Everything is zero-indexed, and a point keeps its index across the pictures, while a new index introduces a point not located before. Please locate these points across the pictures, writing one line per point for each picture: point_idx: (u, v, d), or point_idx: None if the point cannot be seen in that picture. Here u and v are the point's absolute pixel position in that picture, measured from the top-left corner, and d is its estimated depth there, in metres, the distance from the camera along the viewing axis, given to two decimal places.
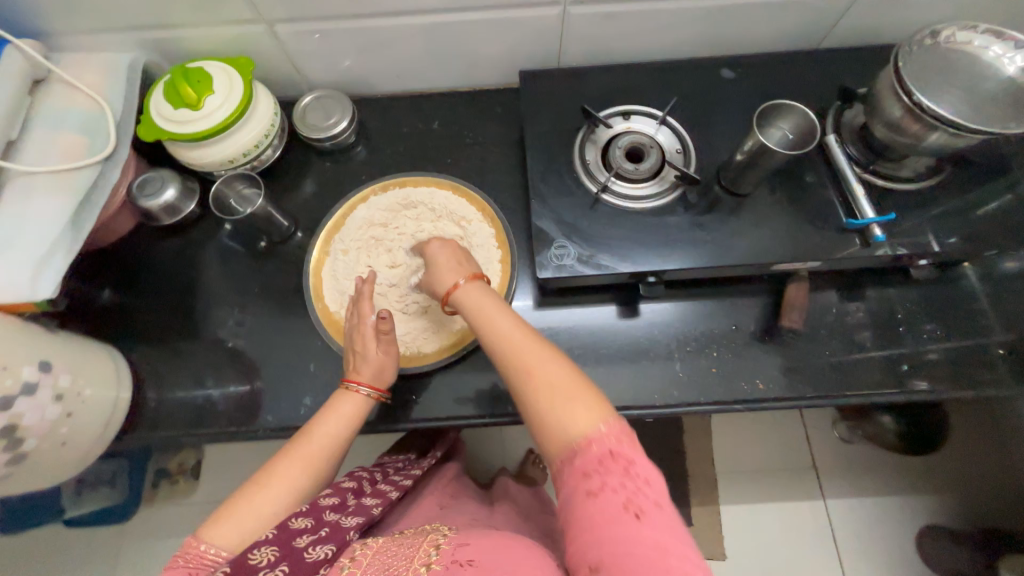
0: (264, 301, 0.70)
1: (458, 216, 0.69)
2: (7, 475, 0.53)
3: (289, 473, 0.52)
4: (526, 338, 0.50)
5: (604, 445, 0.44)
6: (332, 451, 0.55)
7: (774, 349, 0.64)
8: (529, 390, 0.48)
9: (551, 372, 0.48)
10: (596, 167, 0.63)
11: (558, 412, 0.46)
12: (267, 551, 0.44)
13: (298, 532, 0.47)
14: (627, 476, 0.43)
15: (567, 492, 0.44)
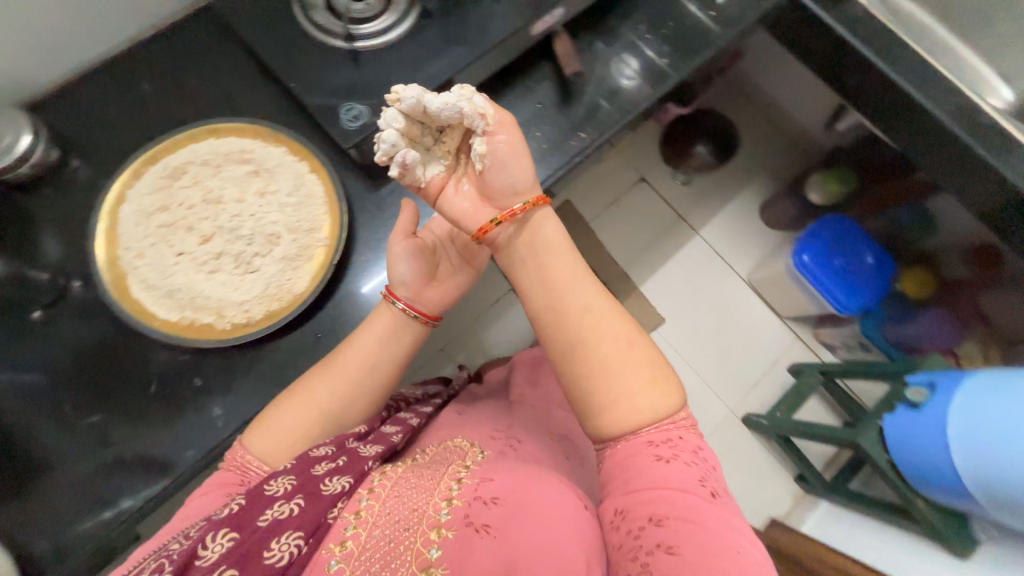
0: (92, 363, 0.57)
1: (237, 150, 0.58)
2: None
3: (318, 393, 0.50)
4: (601, 309, 0.46)
5: (673, 423, 0.44)
6: (359, 364, 0.51)
7: (578, 102, 0.68)
8: (608, 367, 0.44)
9: (631, 347, 0.45)
10: (327, 25, 0.58)
11: (632, 389, 0.44)
12: (284, 480, 0.40)
13: (315, 459, 0.43)
14: (693, 455, 0.43)
15: (631, 461, 0.42)
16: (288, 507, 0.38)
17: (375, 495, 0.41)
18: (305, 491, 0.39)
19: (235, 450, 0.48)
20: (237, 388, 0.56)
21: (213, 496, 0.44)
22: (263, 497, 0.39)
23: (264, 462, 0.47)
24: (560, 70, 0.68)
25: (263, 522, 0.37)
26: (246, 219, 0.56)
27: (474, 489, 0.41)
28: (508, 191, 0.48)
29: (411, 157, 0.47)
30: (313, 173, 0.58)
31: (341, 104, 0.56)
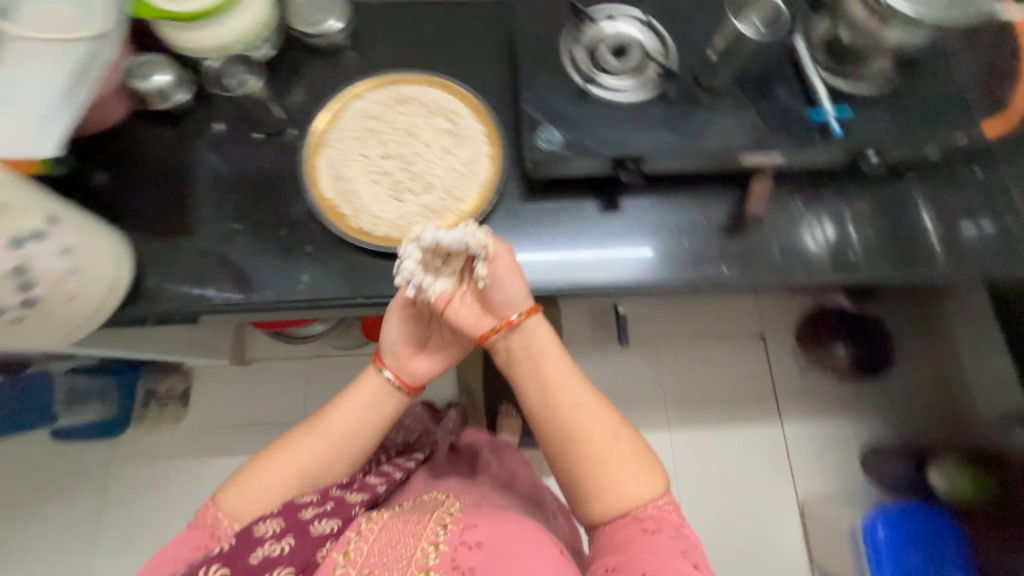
0: (257, 187, 0.69)
1: (451, 110, 0.68)
2: (17, 321, 0.50)
3: (300, 455, 0.61)
4: (596, 405, 0.59)
5: (653, 512, 0.56)
6: (344, 428, 0.63)
7: (739, 238, 0.67)
8: (598, 460, 0.57)
9: (614, 441, 0.58)
10: (581, 62, 0.63)
11: (619, 481, 0.56)
12: (275, 523, 0.54)
13: (302, 506, 0.57)
14: (676, 531, 0.55)
15: (624, 535, 0.54)
16: (278, 546, 0.52)
17: (363, 537, 0.54)
18: (294, 530, 0.54)
19: (207, 508, 0.59)
20: (327, 273, 0.65)
21: (188, 549, 0.56)
22: (255, 536, 0.52)
23: (233, 520, 0.58)
24: (742, 203, 0.67)
25: (256, 558, 0.50)
26: (421, 162, 0.66)
27: (459, 535, 0.54)
28: (506, 304, 0.60)
29: (426, 281, 0.58)
30: (488, 160, 0.66)
31: (544, 125, 0.61)
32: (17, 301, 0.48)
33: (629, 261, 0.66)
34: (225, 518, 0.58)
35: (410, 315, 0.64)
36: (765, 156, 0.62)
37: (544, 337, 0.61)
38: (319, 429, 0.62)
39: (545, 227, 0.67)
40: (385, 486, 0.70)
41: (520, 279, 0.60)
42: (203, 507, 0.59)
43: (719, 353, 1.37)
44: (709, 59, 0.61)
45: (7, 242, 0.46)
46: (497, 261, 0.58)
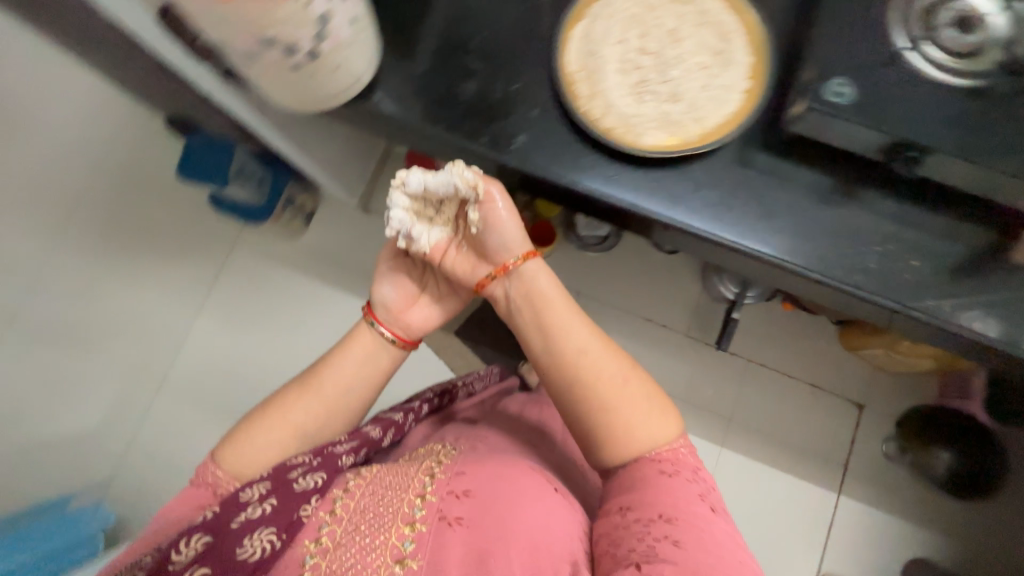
0: (502, 36, 0.66)
1: (726, 28, 0.63)
2: (296, 69, 0.54)
3: (293, 408, 0.67)
4: (602, 349, 0.63)
5: (665, 453, 0.60)
6: (336, 374, 0.70)
7: (980, 284, 0.58)
8: (611, 404, 0.60)
9: (625, 386, 0.61)
10: (907, 25, 0.55)
11: (634, 424, 0.60)
12: (258, 489, 0.58)
13: (292, 467, 0.61)
14: (692, 475, 0.59)
15: (643, 477, 0.58)
16: (260, 508, 0.56)
17: (347, 497, 0.58)
18: (277, 493, 0.58)
19: (207, 464, 0.64)
20: (539, 144, 0.63)
21: (190, 507, 0.62)
22: (238, 502, 0.57)
23: (227, 472, 0.63)
24: (1002, 248, 0.58)
25: (239, 522, 0.55)
26: (674, 70, 0.62)
27: (447, 485, 0.58)
28: (500, 248, 0.67)
29: (418, 230, 0.67)
30: (744, 93, 0.61)
31: (839, 76, 0.54)
32: (309, 46, 0.51)
33: (846, 258, 0.59)
34: (223, 472, 0.63)
35: (410, 265, 0.75)
36: None
37: (548, 288, 0.66)
38: (309, 382, 0.69)
39: (771, 188, 0.61)
40: (381, 431, 0.70)
41: (513, 219, 0.66)
42: (203, 465, 0.64)
43: (802, 402, 1.30)
44: None
45: None
46: (487, 198, 0.64)
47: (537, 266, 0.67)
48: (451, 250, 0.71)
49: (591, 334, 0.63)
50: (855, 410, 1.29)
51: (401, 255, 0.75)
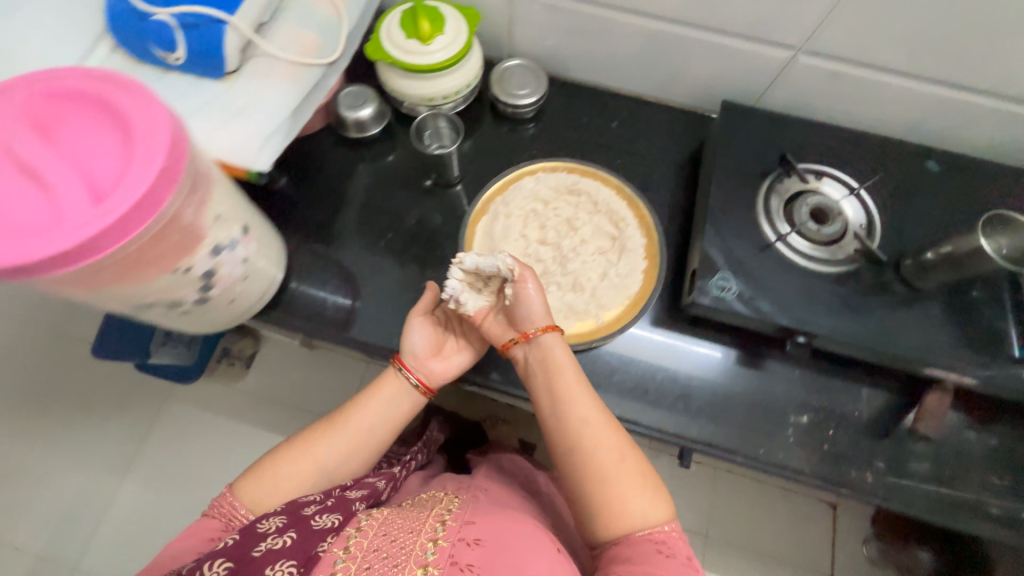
0: (412, 234, 0.69)
1: (619, 215, 0.67)
2: (183, 315, 0.52)
3: (315, 454, 0.58)
4: (607, 427, 0.52)
5: (663, 535, 0.49)
6: (360, 438, 0.60)
7: (895, 448, 0.58)
8: (604, 476, 0.50)
9: (622, 458, 0.51)
10: (776, 215, 0.60)
11: (624, 500, 0.50)
12: (274, 520, 0.50)
13: (306, 504, 0.53)
14: (687, 560, 0.48)
15: (637, 556, 0.47)
16: (281, 540, 0.48)
17: (363, 534, 0.50)
18: (294, 527, 0.50)
19: (223, 495, 0.56)
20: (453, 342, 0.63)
21: (202, 538, 0.54)
22: (255, 533, 0.49)
23: (249, 510, 0.55)
24: (909, 410, 0.59)
25: (258, 553, 0.46)
26: (575, 259, 0.64)
27: (458, 531, 0.50)
28: (528, 322, 0.58)
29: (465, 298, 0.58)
30: (642, 275, 0.64)
31: (718, 272, 0.57)
32: (195, 298, 0.50)
33: (766, 433, 0.59)
34: (243, 512, 0.55)
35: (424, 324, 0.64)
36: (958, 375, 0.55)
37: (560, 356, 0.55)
38: (332, 434, 0.59)
39: (684, 366, 0.62)
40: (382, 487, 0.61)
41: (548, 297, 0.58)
42: (219, 495, 0.57)
43: (774, 508, 1.25)
44: (924, 255, 0.56)
45: (209, 250, 0.48)
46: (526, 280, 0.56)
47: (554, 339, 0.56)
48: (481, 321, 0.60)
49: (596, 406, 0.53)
50: (828, 510, 1.24)
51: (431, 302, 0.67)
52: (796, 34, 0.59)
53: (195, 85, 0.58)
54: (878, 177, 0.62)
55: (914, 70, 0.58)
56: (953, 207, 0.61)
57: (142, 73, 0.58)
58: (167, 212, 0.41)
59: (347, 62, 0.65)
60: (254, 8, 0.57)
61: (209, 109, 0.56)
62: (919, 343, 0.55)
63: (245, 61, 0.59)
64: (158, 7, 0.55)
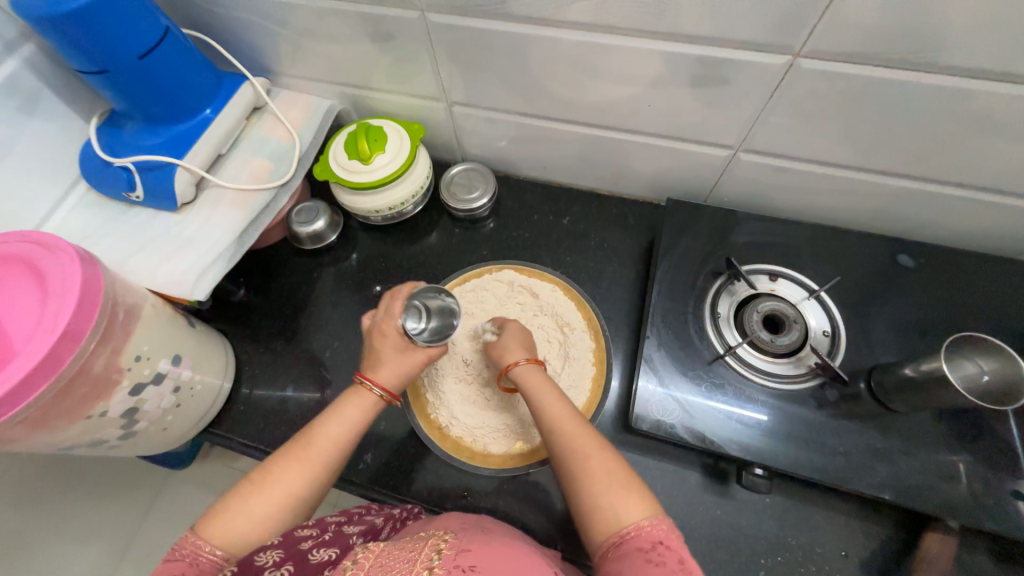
0: (360, 341, 0.69)
1: (565, 318, 0.64)
2: (113, 448, 0.53)
3: (292, 483, 0.48)
4: (579, 429, 0.48)
5: (655, 533, 0.40)
6: (331, 464, 0.51)
7: None
8: (581, 473, 0.44)
9: (601, 459, 0.45)
10: (726, 324, 0.56)
11: (606, 498, 0.42)
12: (274, 553, 0.42)
13: (302, 537, 0.45)
14: (681, 567, 0.37)
15: (620, 567, 0.38)
16: (279, 572, 0.40)
17: (359, 566, 0.40)
18: (293, 562, 0.41)
19: (191, 538, 0.44)
20: (389, 462, 0.61)
21: None
22: (251, 568, 0.40)
23: (222, 550, 0.44)
24: (904, 554, 0.51)
25: None
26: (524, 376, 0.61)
27: (453, 559, 0.41)
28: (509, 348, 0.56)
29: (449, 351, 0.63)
30: (589, 383, 0.60)
31: (660, 391, 0.53)
32: (118, 434, 0.51)
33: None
34: (211, 552, 0.44)
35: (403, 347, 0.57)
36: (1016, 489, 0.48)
37: (535, 376, 0.52)
38: (305, 463, 0.49)
39: None
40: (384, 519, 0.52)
41: (516, 337, 0.57)
42: (185, 535, 0.45)
43: None
44: (895, 370, 0.49)
45: (128, 391, 0.48)
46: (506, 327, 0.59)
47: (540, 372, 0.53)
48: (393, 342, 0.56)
49: (565, 404, 0.49)
50: None
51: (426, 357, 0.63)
52: (730, 136, 0.56)
53: (150, 218, 0.62)
54: (840, 276, 0.57)
55: (864, 166, 0.54)
56: (927, 309, 0.55)
57: (109, 208, 0.63)
58: (70, 370, 0.42)
59: (300, 181, 0.69)
60: (206, 148, 0.63)
61: (157, 242, 0.60)
62: (897, 476, 0.48)
63: (199, 193, 0.64)
64: (121, 154, 0.61)
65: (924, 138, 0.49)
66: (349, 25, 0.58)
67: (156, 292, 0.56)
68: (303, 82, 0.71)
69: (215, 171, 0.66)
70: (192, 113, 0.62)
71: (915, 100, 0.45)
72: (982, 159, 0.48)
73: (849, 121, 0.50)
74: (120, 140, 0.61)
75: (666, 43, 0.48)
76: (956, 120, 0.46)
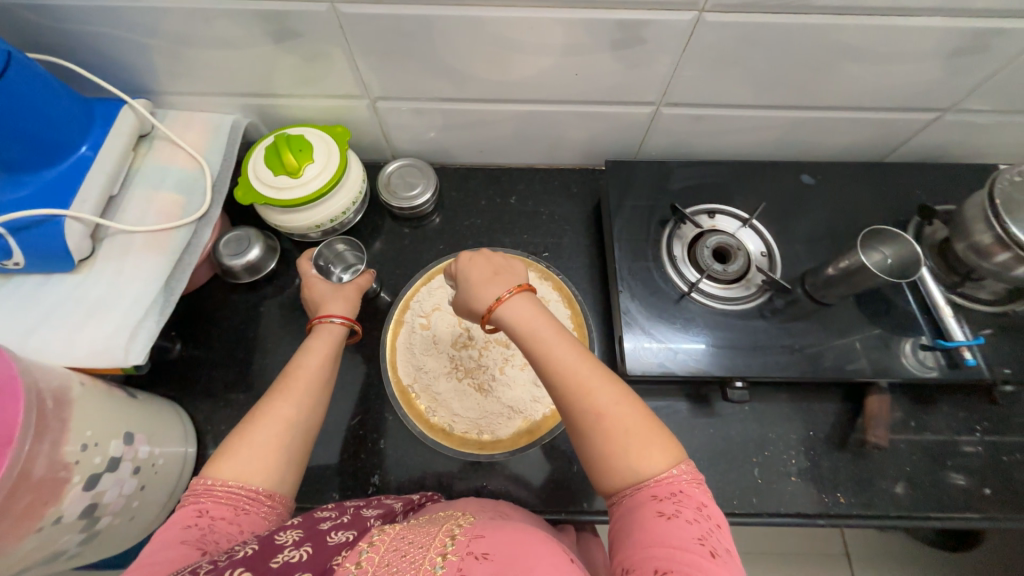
0: None
1: (539, 293, 0.66)
2: (73, 556, 0.45)
3: (286, 411, 0.45)
4: (595, 374, 0.44)
5: (672, 485, 0.40)
6: (316, 392, 0.48)
7: (854, 461, 0.60)
8: (596, 427, 0.42)
9: (620, 414, 0.43)
10: (684, 263, 0.61)
11: (624, 453, 0.41)
12: (293, 532, 0.39)
13: (321, 519, 0.42)
14: (698, 514, 0.39)
15: (632, 516, 0.40)
16: (298, 552, 0.36)
17: (376, 548, 0.37)
18: (310, 542, 0.38)
19: (198, 483, 0.41)
20: (399, 478, 0.59)
21: (176, 530, 0.38)
22: (272, 546, 0.37)
23: (235, 481, 0.41)
24: (855, 419, 0.61)
25: (277, 562, 0.35)
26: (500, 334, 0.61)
27: (466, 546, 0.37)
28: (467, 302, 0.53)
29: (426, 352, 0.63)
30: None
31: (642, 336, 0.58)
32: (79, 540, 0.43)
33: (735, 483, 0.58)
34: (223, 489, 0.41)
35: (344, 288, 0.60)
36: (921, 357, 0.58)
37: (530, 314, 0.47)
38: (290, 393, 0.46)
39: None
40: (401, 505, 0.49)
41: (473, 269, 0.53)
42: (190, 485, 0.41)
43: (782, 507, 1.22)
44: (823, 272, 0.58)
45: (81, 487, 0.41)
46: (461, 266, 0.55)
47: (533, 308, 0.47)
48: (325, 284, 0.59)
49: (579, 356, 0.44)
50: None
51: (411, 367, 0.62)
52: (653, 92, 0.61)
53: (42, 286, 0.52)
54: (762, 203, 0.65)
55: (763, 103, 0.62)
56: (831, 216, 0.65)
57: None
58: (8, 478, 0.35)
59: (220, 209, 0.61)
60: (94, 191, 0.53)
61: (62, 311, 0.51)
62: (841, 357, 0.58)
63: (98, 244, 0.54)
64: None
65: (808, 72, 0.57)
66: (242, 27, 0.52)
67: (78, 368, 0.48)
68: (195, 99, 0.63)
69: (112, 216, 0.56)
70: (64, 154, 0.52)
71: (797, 40, 0.53)
72: (851, 83, 0.58)
73: (748, 65, 0.56)
74: None
75: (586, 10, 0.50)
76: (830, 53, 0.54)
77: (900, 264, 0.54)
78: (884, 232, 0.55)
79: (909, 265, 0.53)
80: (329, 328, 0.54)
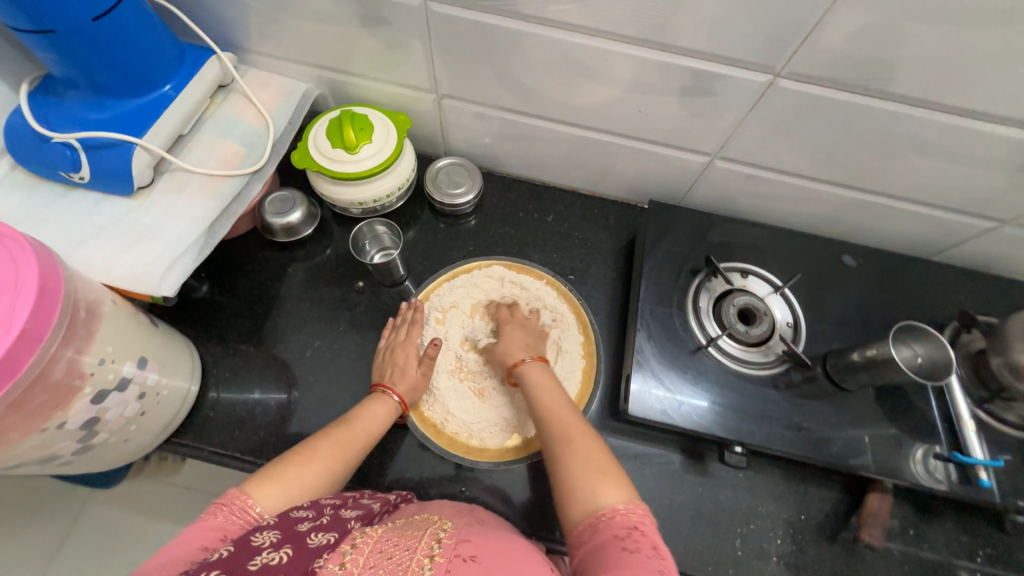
0: (341, 339, 0.66)
1: (557, 313, 0.66)
2: (64, 464, 0.47)
3: (333, 462, 0.51)
4: (571, 418, 0.51)
5: (631, 519, 0.41)
6: (361, 455, 0.54)
7: (842, 556, 0.57)
8: (564, 457, 0.47)
9: (588, 449, 0.47)
10: (707, 316, 0.61)
11: (584, 481, 0.44)
12: (270, 534, 0.39)
13: (298, 519, 0.42)
14: (655, 552, 0.38)
15: (594, 548, 0.40)
16: (278, 554, 0.36)
17: (359, 550, 0.39)
18: (291, 543, 0.38)
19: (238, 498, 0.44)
20: (382, 462, 0.59)
21: (194, 547, 0.40)
22: (249, 548, 0.37)
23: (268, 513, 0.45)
24: (851, 513, 0.59)
25: (255, 564, 0.35)
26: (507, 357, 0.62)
27: (453, 548, 0.41)
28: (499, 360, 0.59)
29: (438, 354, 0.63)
30: (580, 375, 0.63)
31: (651, 379, 0.57)
32: (73, 449, 0.45)
33: (714, 548, 0.57)
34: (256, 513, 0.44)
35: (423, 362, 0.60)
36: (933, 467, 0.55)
37: (545, 378, 0.55)
38: (342, 444, 0.52)
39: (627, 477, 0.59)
40: (381, 505, 0.50)
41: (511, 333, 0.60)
42: (228, 495, 0.45)
43: None
44: (848, 355, 0.57)
45: (89, 400, 0.43)
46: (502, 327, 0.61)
47: (544, 368, 0.56)
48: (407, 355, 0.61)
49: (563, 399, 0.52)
50: None
51: None
52: (710, 144, 0.61)
53: (98, 203, 0.55)
54: (798, 274, 0.64)
55: (819, 177, 0.62)
56: (865, 301, 0.64)
57: (42, 191, 0.55)
58: (28, 376, 0.37)
59: (275, 168, 0.64)
60: (167, 127, 0.56)
61: (111, 232, 0.53)
62: (849, 446, 0.56)
63: (157, 176, 0.57)
64: (60, 129, 0.53)
65: (870, 155, 0.56)
66: (337, 5, 0.55)
67: (113, 287, 0.50)
68: (277, 62, 0.66)
69: (177, 153, 0.59)
70: (149, 88, 0.55)
71: (865, 122, 0.52)
72: (913, 175, 0.57)
73: (811, 137, 0.56)
74: (59, 111, 0.53)
75: (661, 53, 0.51)
76: (896, 142, 0.54)
77: (930, 366, 0.52)
78: (919, 329, 0.53)
79: (939, 369, 0.51)
80: (390, 401, 0.57)
